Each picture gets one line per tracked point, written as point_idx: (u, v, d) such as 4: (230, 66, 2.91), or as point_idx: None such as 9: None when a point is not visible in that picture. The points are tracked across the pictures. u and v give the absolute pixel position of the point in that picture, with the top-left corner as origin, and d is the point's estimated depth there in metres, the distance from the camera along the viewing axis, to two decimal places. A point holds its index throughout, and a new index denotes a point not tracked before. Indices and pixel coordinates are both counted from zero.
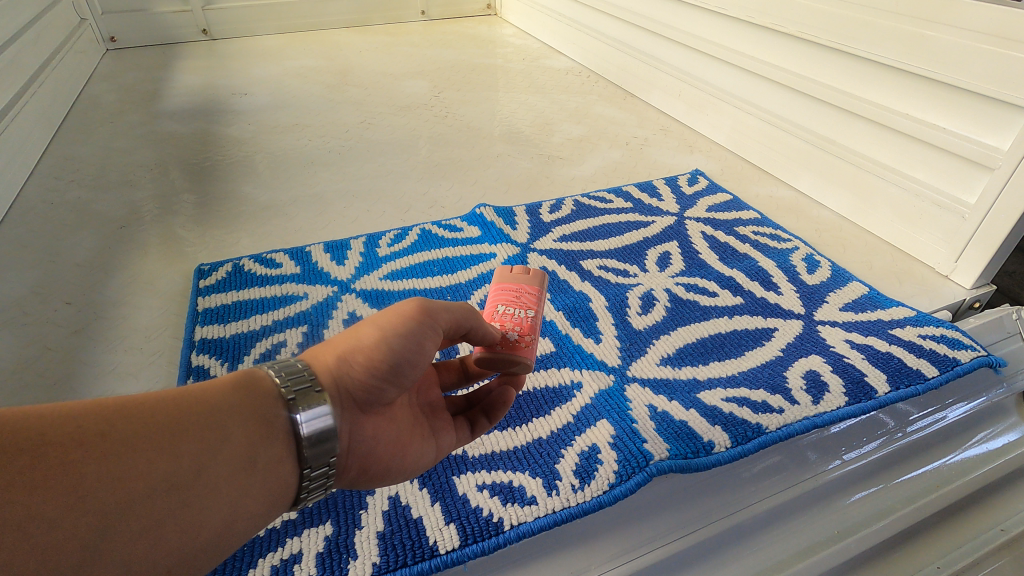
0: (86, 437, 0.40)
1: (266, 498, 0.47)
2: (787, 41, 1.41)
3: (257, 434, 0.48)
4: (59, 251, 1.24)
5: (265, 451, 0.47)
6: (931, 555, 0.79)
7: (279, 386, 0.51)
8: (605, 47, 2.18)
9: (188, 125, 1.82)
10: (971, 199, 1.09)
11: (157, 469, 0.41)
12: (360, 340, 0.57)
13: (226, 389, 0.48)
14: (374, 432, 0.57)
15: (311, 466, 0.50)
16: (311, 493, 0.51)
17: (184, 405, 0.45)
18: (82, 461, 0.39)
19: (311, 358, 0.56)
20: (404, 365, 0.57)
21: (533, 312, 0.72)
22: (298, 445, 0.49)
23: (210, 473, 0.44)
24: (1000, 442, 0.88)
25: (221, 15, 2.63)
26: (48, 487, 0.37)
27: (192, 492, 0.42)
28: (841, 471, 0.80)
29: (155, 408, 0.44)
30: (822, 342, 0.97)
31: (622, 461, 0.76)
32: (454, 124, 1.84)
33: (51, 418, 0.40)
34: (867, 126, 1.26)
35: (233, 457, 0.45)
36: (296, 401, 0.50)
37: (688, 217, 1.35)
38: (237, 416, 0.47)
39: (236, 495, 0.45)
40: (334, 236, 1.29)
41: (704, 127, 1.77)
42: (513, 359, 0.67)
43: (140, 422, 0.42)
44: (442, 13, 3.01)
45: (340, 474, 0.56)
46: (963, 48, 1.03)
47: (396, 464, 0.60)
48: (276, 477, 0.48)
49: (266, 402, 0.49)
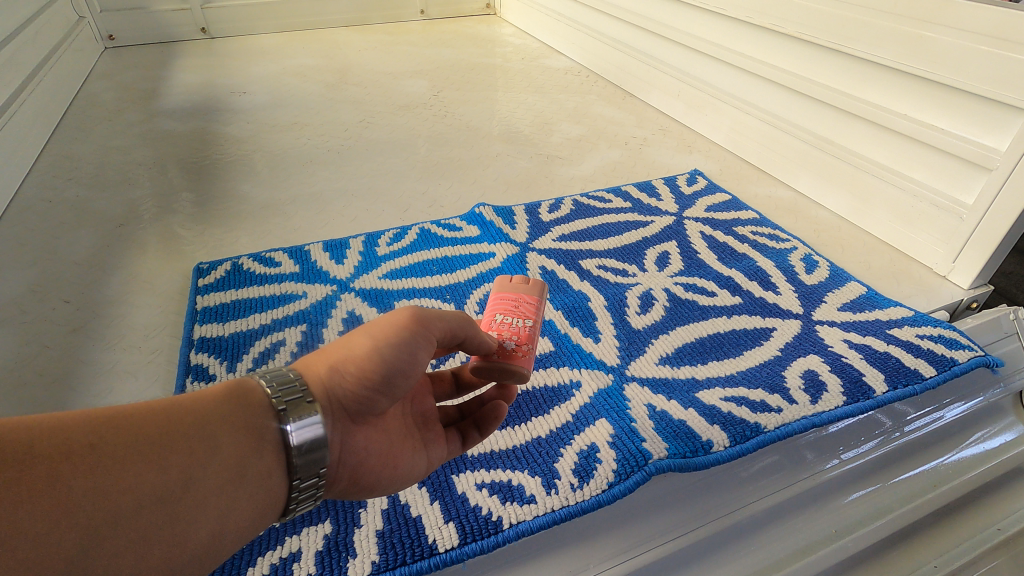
0: (77, 449, 0.40)
1: (255, 509, 0.47)
2: (786, 41, 1.41)
3: (247, 445, 0.48)
4: (57, 249, 1.24)
5: (254, 462, 0.48)
6: (928, 554, 0.80)
7: (270, 397, 0.51)
8: (604, 47, 2.18)
9: (188, 124, 1.82)
10: (969, 199, 1.09)
11: (144, 482, 0.41)
12: (352, 349, 0.57)
13: (218, 401, 0.48)
14: (365, 442, 0.57)
15: (301, 477, 0.50)
16: (301, 503, 0.52)
17: (173, 417, 0.45)
18: (70, 473, 0.39)
19: (304, 367, 0.56)
20: (396, 375, 0.57)
21: (530, 321, 0.71)
22: (288, 454, 0.50)
23: (199, 485, 0.44)
24: (998, 442, 0.90)
25: (219, 13, 2.62)
26: (38, 499, 0.37)
27: (179, 504, 0.42)
28: (840, 471, 0.80)
29: (145, 419, 0.44)
30: (821, 342, 0.97)
31: (620, 461, 0.76)
32: (453, 124, 1.84)
33: (39, 430, 0.39)
34: (866, 127, 1.26)
35: (221, 469, 0.45)
36: (287, 412, 0.50)
37: (688, 217, 1.35)
38: (227, 427, 0.47)
39: (225, 508, 0.45)
40: (334, 235, 1.29)
41: (703, 127, 1.77)
42: (508, 369, 0.67)
43: (131, 434, 0.42)
44: (441, 12, 3.00)
45: (330, 485, 0.56)
46: (962, 49, 1.04)
47: (386, 475, 0.59)
48: (265, 488, 0.48)
49: (255, 412, 0.49)
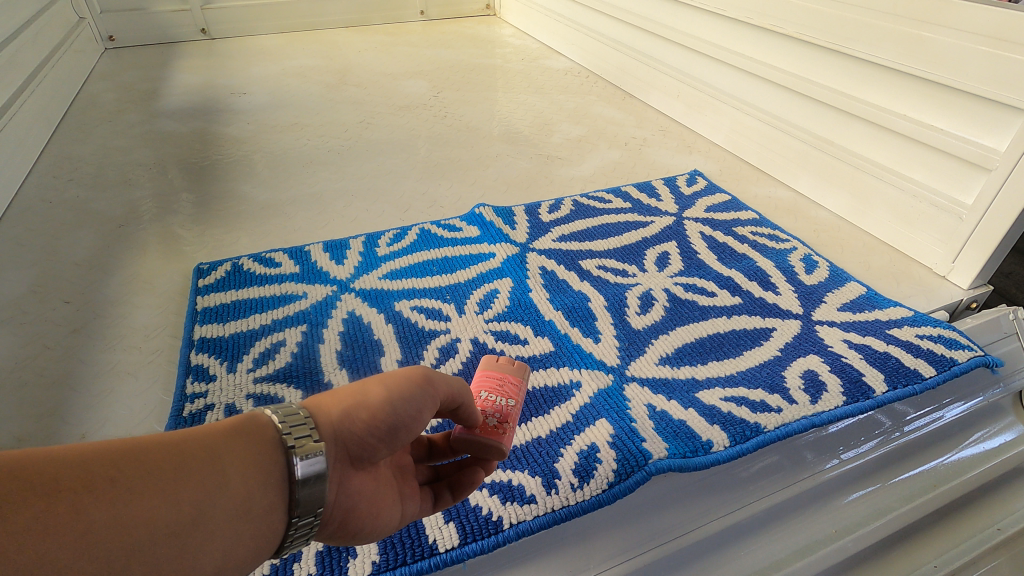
0: (93, 480, 0.38)
1: (258, 544, 0.45)
2: (785, 41, 1.42)
3: (257, 478, 0.45)
4: (58, 250, 1.24)
5: (262, 498, 0.45)
6: (928, 554, 0.81)
7: (280, 432, 0.48)
8: (604, 48, 2.18)
9: (188, 125, 1.82)
10: (968, 199, 1.09)
11: (158, 515, 0.39)
12: (366, 396, 0.55)
13: (229, 432, 0.46)
14: (359, 488, 0.55)
15: (300, 514, 0.47)
16: (293, 540, 0.48)
17: (185, 449, 0.42)
18: (88, 505, 0.37)
19: (314, 405, 0.54)
20: (401, 429, 0.56)
21: (514, 401, 0.69)
22: (290, 488, 0.46)
23: (209, 519, 0.41)
24: (998, 442, 0.90)
25: (219, 14, 2.62)
26: (56, 534, 0.35)
27: (191, 538, 0.40)
28: (840, 470, 0.81)
29: (158, 450, 0.41)
30: (821, 341, 0.97)
31: (620, 460, 0.76)
32: (453, 124, 1.84)
33: (56, 461, 0.37)
34: (865, 128, 1.26)
35: (231, 504, 0.43)
36: (296, 449, 0.47)
37: (688, 217, 1.35)
38: (240, 460, 0.44)
39: (231, 543, 0.43)
40: (334, 235, 1.30)
41: (702, 127, 1.78)
42: (488, 445, 0.64)
43: (145, 463, 0.40)
44: (441, 13, 3.01)
45: (319, 527, 0.53)
46: (961, 50, 1.04)
47: (371, 526, 0.57)
48: (269, 525, 0.45)
49: (267, 445, 0.47)
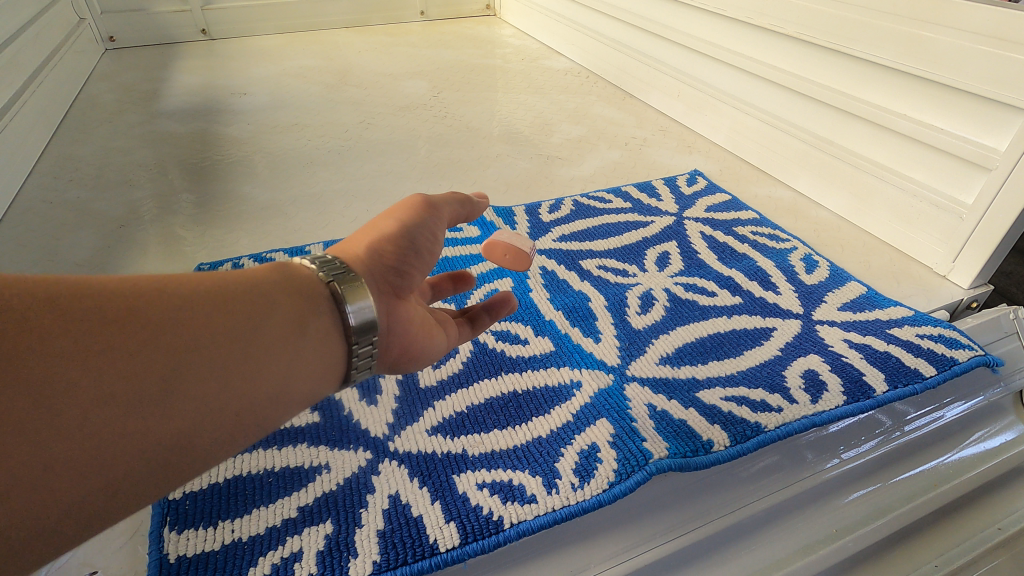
0: (147, 297, 0.40)
1: (321, 365, 0.48)
2: (785, 41, 1.42)
3: (306, 307, 0.47)
4: (59, 250, 1.24)
5: (315, 321, 0.47)
6: (929, 554, 0.81)
7: (318, 274, 0.50)
8: (604, 48, 2.18)
9: (189, 125, 1.82)
10: (968, 199, 1.09)
11: (216, 326, 0.42)
12: (381, 233, 0.59)
13: (269, 273, 0.48)
14: (408, 316, 0.58)
15: (360, 343, 0.50)
16: (360, 369, 0.52)
17: (232, 281, 0.45)
18: (150, 314, 0.39)
19: (340, 252, 0.56)
20: (420, 253, 0.59)
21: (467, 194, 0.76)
22: (348, 334, 0.49)
23: (265, 334, 0.44)
24: (998, 441, 0.90)
25: (219, 15, 2.62)
26: (103, 357, 0.37)
27: (236, 359, 0.42)
28: (840, 471, 0.81)
29: (207, 281, 0.44)
30: (821, 341, 0.97)
31: (621, 460, 0.76)
32: (453, 125, 1.84)
33: (113, 284, 0.40)
34: (865, 128, 1.27)
35: (286, 323, 0.46)
36: (338, 284, 0.50)
37: (688, 217, 1.35)
38: (285, 292, 0.47)
39: (292, 358, 0.46)
40: (334, 235, 1.30)
41: (702, 127, 1.78)
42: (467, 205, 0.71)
43: (195, 287, 0.43)
44: (441, 13, 3.01)
45: (382, 357, 0.56)
46: (961, 50, 1.04)
47: (426, 346, 0.60)
48: (328, 349, 0.48)
49: (308, 282, 0.49)
